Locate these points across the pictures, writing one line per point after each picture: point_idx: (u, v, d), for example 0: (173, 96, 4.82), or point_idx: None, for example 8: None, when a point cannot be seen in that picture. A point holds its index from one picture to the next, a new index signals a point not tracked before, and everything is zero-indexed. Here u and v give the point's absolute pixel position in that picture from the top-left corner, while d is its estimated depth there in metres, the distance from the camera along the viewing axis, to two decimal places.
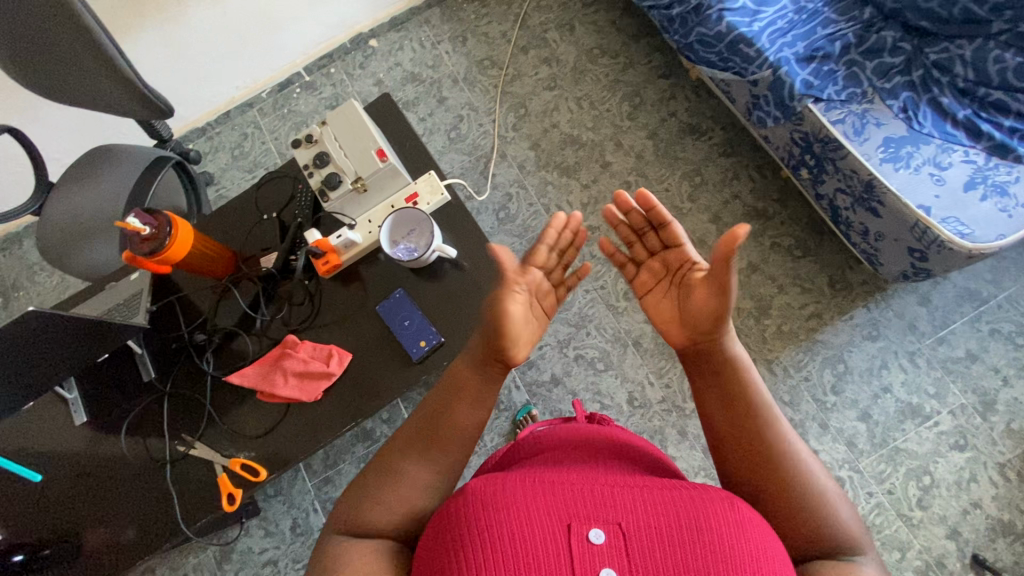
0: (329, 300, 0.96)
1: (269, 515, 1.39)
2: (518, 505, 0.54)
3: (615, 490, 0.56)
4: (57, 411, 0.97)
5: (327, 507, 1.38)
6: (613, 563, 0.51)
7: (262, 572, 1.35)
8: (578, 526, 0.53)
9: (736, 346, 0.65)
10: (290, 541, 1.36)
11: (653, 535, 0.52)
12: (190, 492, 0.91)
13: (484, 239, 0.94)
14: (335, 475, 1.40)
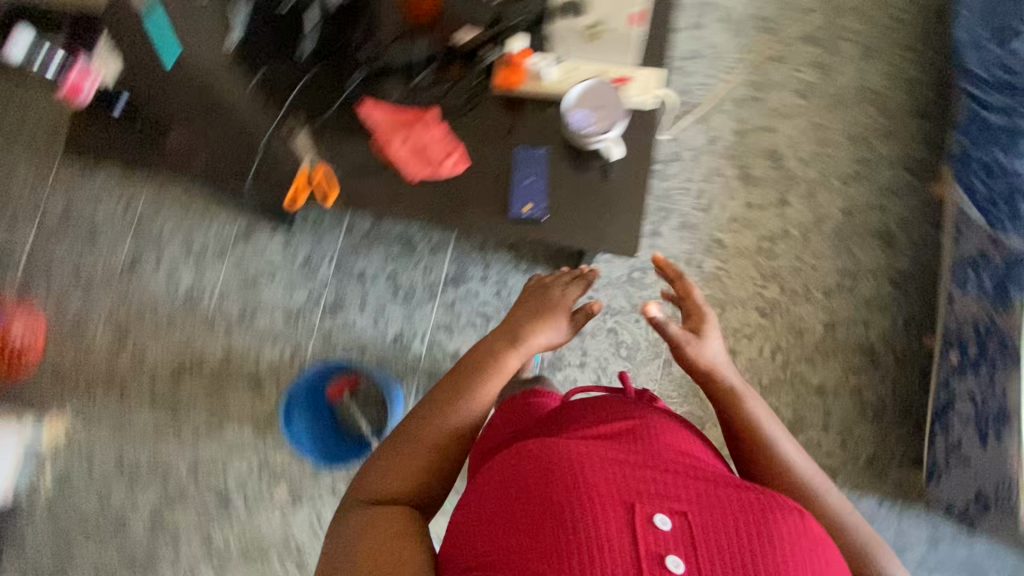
0: (483, 113, 1.00)
1: (295, 237, 1.48)
2: (580, 479, 0.60)
3: (668, 482, 0.61)
4: (217, 26, 1.09)
5: (339, 269, 1.45)
6: (681, 551, 0.56)
7: (260, 272, 1.47)
8: (644, 510, 0.58)
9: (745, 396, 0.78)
10: (296, 268, 1.46)
11: (714, 531, 0.57)
12: (271, 164, 1.03)
13: (642, 165, 0.95)
14: (362, 251, 1.46)
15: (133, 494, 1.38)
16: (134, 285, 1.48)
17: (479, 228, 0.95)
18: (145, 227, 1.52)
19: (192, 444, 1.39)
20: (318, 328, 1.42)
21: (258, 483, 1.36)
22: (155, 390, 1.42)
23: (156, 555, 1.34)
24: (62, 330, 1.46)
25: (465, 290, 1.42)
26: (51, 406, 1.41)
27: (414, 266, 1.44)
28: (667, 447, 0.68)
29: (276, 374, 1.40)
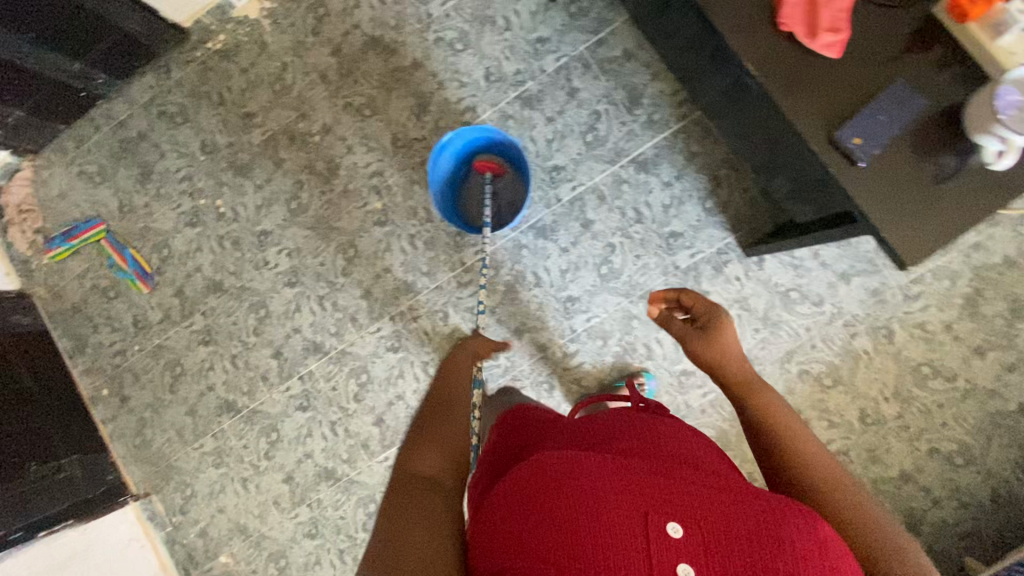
0: (890, 23, 0.85)
1: (546, 7, 1.33)
2: (590, 484, 0.59)
3: (656, 488, 0.59)
4: None
5: (559, 71, 1.33)
6: (692, 558, 0.54)
7: (494, 12, 1.35)
8: (652, 517, 0.56)
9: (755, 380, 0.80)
10: (524, 36, 1.34)
11: (722, 530, 0.56)
12: None
13: (986, 206, 0.82)
14: (589, 69, 1.31)
15: (269, 109, 1.43)
16: None
17: (790, 120, 0.84)
18: None
19: (339, 110, 1.40)
20: (502, 104, 1.35)
21: (363, 182, 1.40)
22: (342, 42, 1.40)
23: (254, 167, 1.43)
24: None
25: (643, 179, 1.29)
26: None
27: (620, 122, 1.30)
28: (671, 458, 0.66)
29: (440, 113, 1.37)
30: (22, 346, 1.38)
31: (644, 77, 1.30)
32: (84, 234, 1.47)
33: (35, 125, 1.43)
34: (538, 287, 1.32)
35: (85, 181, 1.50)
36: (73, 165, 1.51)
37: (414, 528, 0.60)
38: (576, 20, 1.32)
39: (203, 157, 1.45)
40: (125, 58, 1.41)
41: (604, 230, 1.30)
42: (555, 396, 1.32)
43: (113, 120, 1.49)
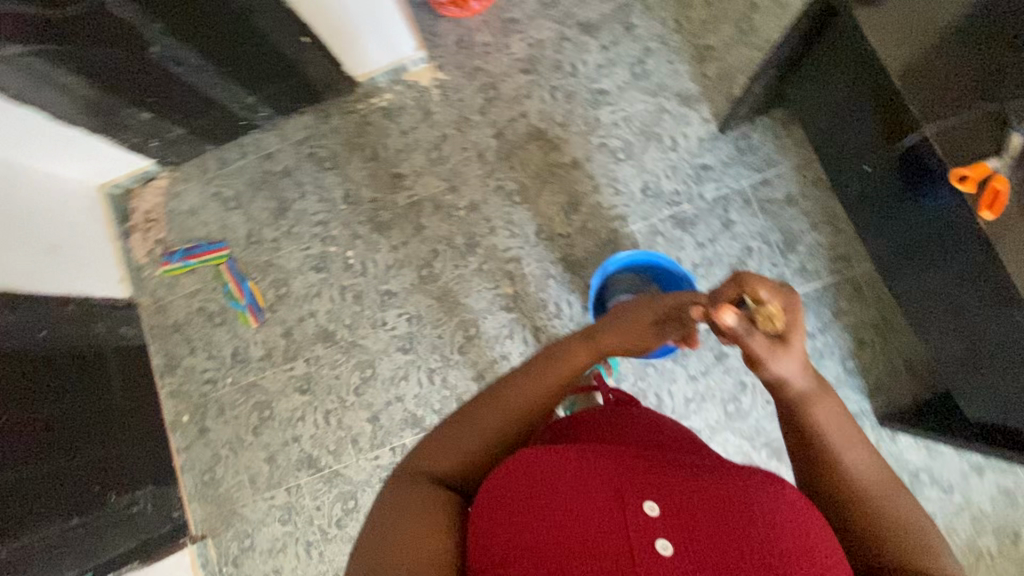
0: None
1: (718, 139, 1.35)
2: (582, 481, 0.56)
3: (644, 471, 0.58)
4: None
5: (718, 200, 1.33)
6: (672, 532, 0.53)
7: (665, 133, 1.36)
8: (631, 501, 0.55)
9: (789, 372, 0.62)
10: (691, 161, 1.34)
11: (701, 508, 0.54)
12: (951, 133, 0.84)
13: None
14: (750, 209, 1.32)
15: (420, 174, 1.44)
16: (575, 40, 1.42)
17: None
18: (628, 9, 1.42)
19: (490, 190, 1.41)
20: (655, 220, 1.34)
21: (498, 266, 1.37)
22: (506, 126, 1.42)
23: (392, 227, 1.43)
24: (498, 15, 1.46)
25: None
26: (439, 58, 1.47)
27: (771, 264, 1.30)
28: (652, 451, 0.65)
29: (591, 215, 1.36)
30: (122, 362, 1.34)
31: (803, 225, 1.30)
32: (206, 255, 1.45)
33: (188, 142, 1.43)
34: (659, 411, 1.28)
35: (218, 203, 1.49)
36: (209, 185, 1.50)
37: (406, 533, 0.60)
38: (746, 159, 1.33)
39: (343, 206, 1.45)
40: (292, 98, 1.42)
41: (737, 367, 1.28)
42: None
43: (260, 150, 1.49)
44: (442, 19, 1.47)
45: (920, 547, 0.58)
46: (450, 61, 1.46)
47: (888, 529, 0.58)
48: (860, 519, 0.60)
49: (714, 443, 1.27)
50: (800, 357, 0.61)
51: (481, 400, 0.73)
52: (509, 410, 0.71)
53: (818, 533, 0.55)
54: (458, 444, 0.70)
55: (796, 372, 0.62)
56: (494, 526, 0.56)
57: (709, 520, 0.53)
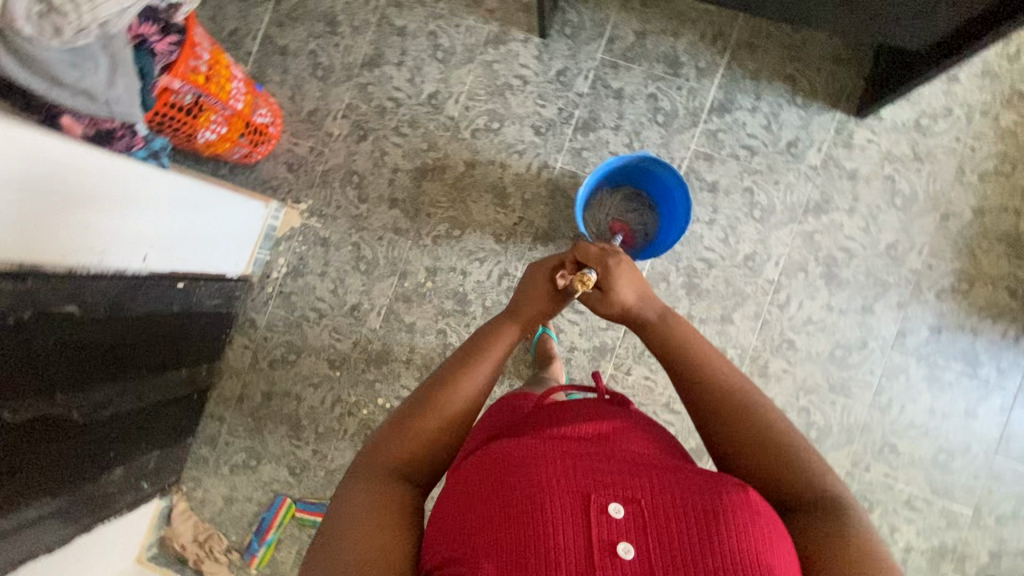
0: None
1: (549, 44, 1.34)
2: (561, 482, 0.59)
3: (616, 472, 0.61)
4: None
5: (595, 84, 1.32)
6: (631, 537, 0.56)
7: (509, 78, 1.35)
8: (600, 499, 0.58)
9: (633, 303, 0.86)
10: (548, 78, 1.34)
11: (664, 516, 0.57)
12: None
13: None
14: (623, 67, 1.32)
15: (369, 289, 1.38)
16: (374, 80, 1.39)
17: None
18: (387, 19, 1.38)
19: (431, 247, 1.36)
20: (568, 143, 1.33)
21: (497, 292, 1.34)
22: (392, 191, 1.38)
23: (391, 348, 1.37)
24: (298, 119, 1.40)
25: (732, 120, 1.29)
26: (289, 195, 1.40)
27: (677, 89, 1.31)
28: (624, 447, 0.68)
29: (521, 188, 1.34)
30: None
31: (669, 41, 1.32)
32: (276, 518, 1.35)
33: (172, 454, 1.32)
34: (713, 268, 1.28)
35: (244, 472, 1.39)
36: (222, 467, 1.39)
37: (367, 531, 0.63)
38: (582, 38, 1.33)
39: (338, 372, 1.37)
40: (216, 336, 1.33)
41: (731, 183, 1.29)
42: (797, 348, 1.27)
43: (231, 400, 1.39)
44: (259, 165, 1.40)
45: (797, 454, 0.69)
46: (300, 188, 1.40)
47: (778, 451, 0.70)
48: (749, 428, 0.71)
49: (772, 249, 1.28)
50: (631, 287, 0.86)
51: (427, 396, 0.76)
52: (453, 420, 0.75)
53: (761, 523, 0.58)
54: (411, 446, 0.72)
55: (636, 295, 0.86)
56: (463, 517, 0.60)
57: (679, 530, 0.57)
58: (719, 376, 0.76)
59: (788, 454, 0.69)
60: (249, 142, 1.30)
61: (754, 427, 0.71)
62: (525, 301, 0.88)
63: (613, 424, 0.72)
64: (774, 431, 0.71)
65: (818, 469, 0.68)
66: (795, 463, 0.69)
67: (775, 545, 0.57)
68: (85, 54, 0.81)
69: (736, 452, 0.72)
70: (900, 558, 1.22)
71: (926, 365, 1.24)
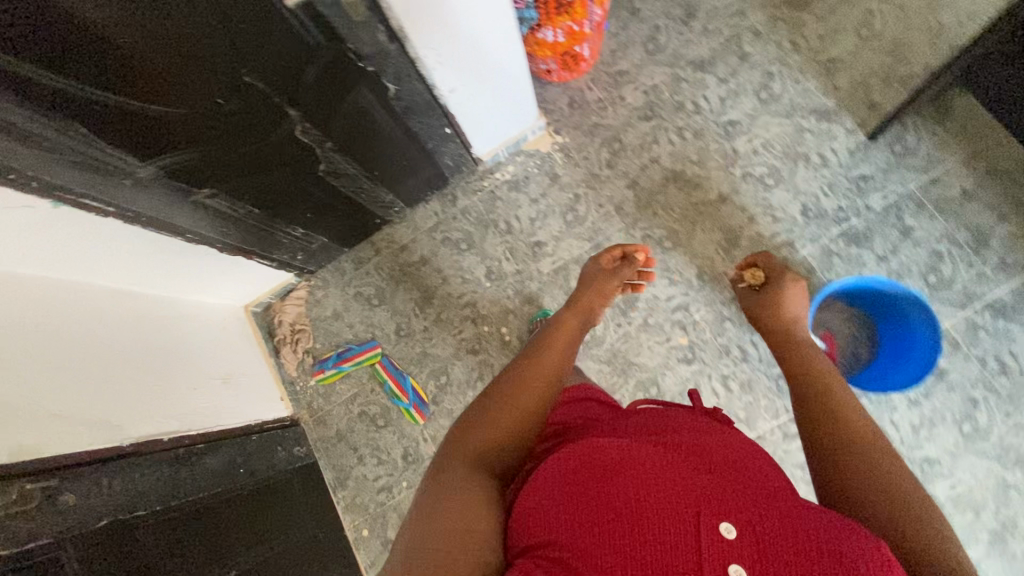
0: None
1: (871, 148, 1.29)
2: (654, 490, 0.59)
3: (709, 490, 0.60)
4: None
5: (888, 209, 1.26)
6: (744, 559, 0.54)
7: (812, 151, 1.31)
8: (704, 514, 0.57)
9: (786, 315, 1.03)
10: (848, 175, 1.29)
11: (776, 537, 0.55)
12: None
13: None
14: (927, 212, 1.24)
15: (561, 238, 1.40)
16: (691, 79, 1.41)
17: None
18: (738, 39, 1.40)
19: (637, 241, 1.36)
20: (824, 241, 1.27)
21: (665, 318, 1.30)
22: (638, 175, 1.39)
23: (543, 297, 1.38)
24: (605, 70, 1.45)
25: (1003, 328, 1.17)
26: (554, 121, 1.46)
27: (965, 265, 1.21)
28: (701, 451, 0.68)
29: (753, 248, 1.30)
30: (299, 481, 1.25)
31: (989, 218, 1.22)
32: (359, 356, 1.42)
33: (328, 250, 1.43)
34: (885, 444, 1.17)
35: (361, 303, 1.47)
36: (348, 288, 1.48)
37: (448, 507, 0.62)
38: (906, 162, 1.27)
39: (488, 284, 1.42)
40: (427, 187, 1.41)
41: (960, 383, 1.17)
42: None
43: (393, 243, 1.48)
44: (549, 84, 1.47)
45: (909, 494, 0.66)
46: (566, 123, 1.45)
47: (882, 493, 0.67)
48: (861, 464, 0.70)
49: (958, 470, 1.14)
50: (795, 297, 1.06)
51: (500, 387, 0.81)
52: (528, 408, 0.79)
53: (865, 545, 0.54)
54: (484, 426, 0.75)
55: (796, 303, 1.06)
56: (554, 503, 0.61)
57: (774, 536, 0.55)
58: (848, 403, 0.81)
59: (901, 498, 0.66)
60: (561, 62, 1.37)
61: (868, 474, 0.69)
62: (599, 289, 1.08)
63: (701, 443, 0.71)
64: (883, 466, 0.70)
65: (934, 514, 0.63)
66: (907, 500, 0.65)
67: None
68: None
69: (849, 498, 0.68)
70: None
71: None
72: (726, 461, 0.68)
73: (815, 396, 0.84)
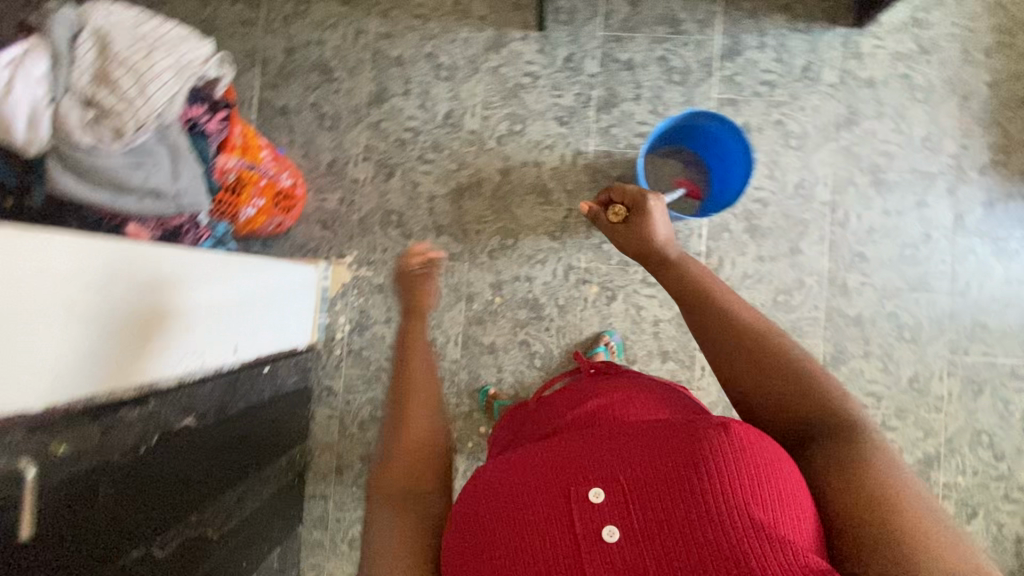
0: None
1: (551, 36, 1.35)
2: (535, 485, 0.62)
3: (603, 452, 0.62)
4: None
5: (605, 62, 1.34)
6: (614, 519, 0.58)
7: (521, 80, 1.35)
8: (576, 493, 0.60)
9: (663, 231, 0.92)
10: (558, 69, 1.34)
11: (654, 492, 0.58)
12: None
13: None
14: (627, 39, 1.33)
15: (439, 322, 1.34)
16: (385, 115, 1.36)
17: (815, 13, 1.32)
18: (381, 53, 1.37)
19: (488, 263, 1.34)
20: (595, 125, 1.34)
21: (567, 288, 1.34)
22: (433, 220, 1.35)
23: (479, 374, 1.33)
24: (319, 174, 1.36)
25: (744, 61, 1.32)
26: (329, 252, 1.35)
27: (684, 45, 1.33)
28: (596, 427, 0.67)
29: (561, 180, 1.34)
30: None
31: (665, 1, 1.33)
32: None
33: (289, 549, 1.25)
34: (772, 205, 1.30)
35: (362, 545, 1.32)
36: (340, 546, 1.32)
37: None
38: (581, 20, 1.34)
39: None
40: (301, 408, 1.27)
41: (761, 120, 1.31)
42: (867, 258, 1.30)
43: (330, 475, 1.33)
44: (292, 230, 1.35)
45: (873, 459, 0.60)
46: (340, 242, 1.36)
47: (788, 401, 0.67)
48: (793, 383, 0.68)
49: (819, 171, 1.30)
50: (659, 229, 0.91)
51: (386, 466, 0.75)
52: (435, 427, 0.78)
53: (785, 482, 0.57)
54: (392, 484, 0.73)
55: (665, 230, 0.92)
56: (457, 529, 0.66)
57: (654, 511, 0.57)
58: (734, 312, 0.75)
59: (837, 428, 0.64)
60: (281, 208, 1.27)
61: (768, 368, 0.69)
62: (404, 388, 0.81)
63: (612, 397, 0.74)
64: (822, 412, 0.66)
65: (880, 440, 0.62)
66: (858, 479, 0.58)
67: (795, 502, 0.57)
68: (143, 151, 0.76)
69: (773, 385, 0.69)
70: (1019, 427, 1.28)
71: (990, 240, 1.28)
72: (637, 402, 0.75)
73: (716, 320, 0.75)
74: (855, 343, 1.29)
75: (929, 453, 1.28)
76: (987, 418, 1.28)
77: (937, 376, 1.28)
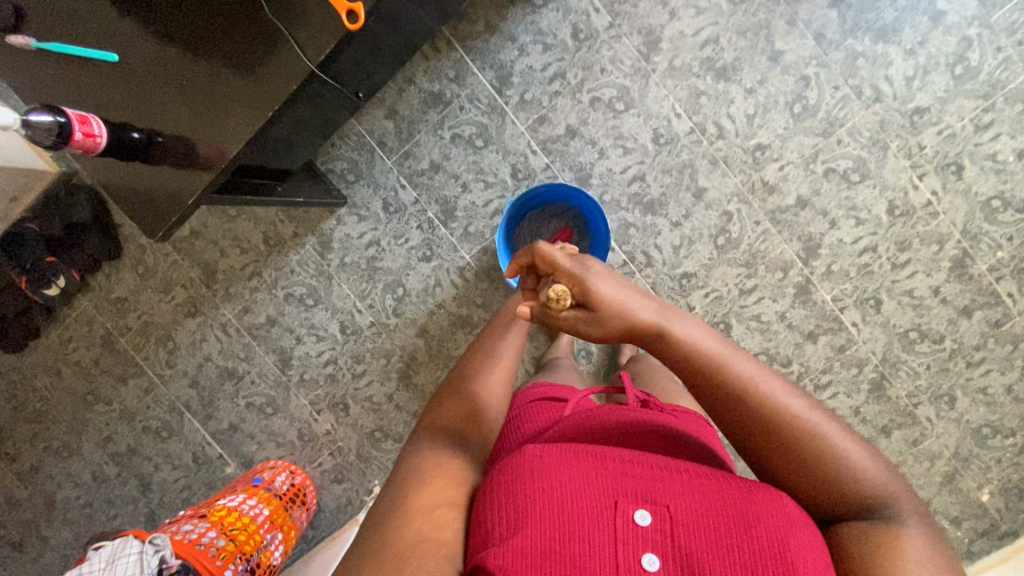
0: None
1: (357, 200, 1.28)
2: (585, 494, 0.54)
3: (670, 475, 0.57)
4: (73, 68, 0.77)
5: (415, 182, 1.26)
6: (654, 543, 0.52)
7: (367, 254, 1.31)
8: (627, 505, 0.54)
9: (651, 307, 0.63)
10: (386, 220, 1.29)
11: (706, 535, 0.52)
12: (225, 84, 0.73)
13: None
14: (415, 148, 1.25)
15: None
16: (301, 368, 1.39)
17: None
18: (254, 326, 1.38)
19: None
20: (454, 237, 1.28)
21: None
22: (406, 411, 1.38)
23: None
24: (299, 450, 1.41)
25: (522, 77, 1.21)
26: (361, 495, 1.41)
27: (461, 110, 1.23)
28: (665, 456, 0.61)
29: (468, 302, 1.31)
30: None
31: (415, 88, 1.23)
32: None
33: None
34: (649, 173, 1.21)
35: None
36: None
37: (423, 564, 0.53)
38: (366, 166, 1.27)
39: None
40: None
41: (579, 112, 1.21)
42: (768, 144, 1.18)
43: None
44: (320, 504, 1.42)
45: (900, 545, 0.52)
46: (359, 485, 1.41)
47: (814, 482, 0.57)
48: (810, 449, 0.57)
49: (663, 110, 1.19)
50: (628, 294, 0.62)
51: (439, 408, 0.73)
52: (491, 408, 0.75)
53: (807, 531, 0.54)
54: (444, 417, 0.71)
55: (621, 295, 0.62)
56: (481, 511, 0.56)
57: (699, 550, 0.52)
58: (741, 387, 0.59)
59: (871, 513, 0.55)
60: (300, 504, 1.31)
61: (792, 454, 0.57)
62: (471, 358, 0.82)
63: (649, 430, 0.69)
64: (848, 491, 0.56)
65: (907, 531, 0.53)
66: (876, 570, 0.51)
67: (816, 560, 0.52)
68: None
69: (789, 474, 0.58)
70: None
71: (862, 32, 1.14)
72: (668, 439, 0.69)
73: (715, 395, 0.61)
74: (816, 223, 1.20)
75: (955, 257, 1.19)
76: (986, 183, 1.17)
77: (911, 188, 1.18)
